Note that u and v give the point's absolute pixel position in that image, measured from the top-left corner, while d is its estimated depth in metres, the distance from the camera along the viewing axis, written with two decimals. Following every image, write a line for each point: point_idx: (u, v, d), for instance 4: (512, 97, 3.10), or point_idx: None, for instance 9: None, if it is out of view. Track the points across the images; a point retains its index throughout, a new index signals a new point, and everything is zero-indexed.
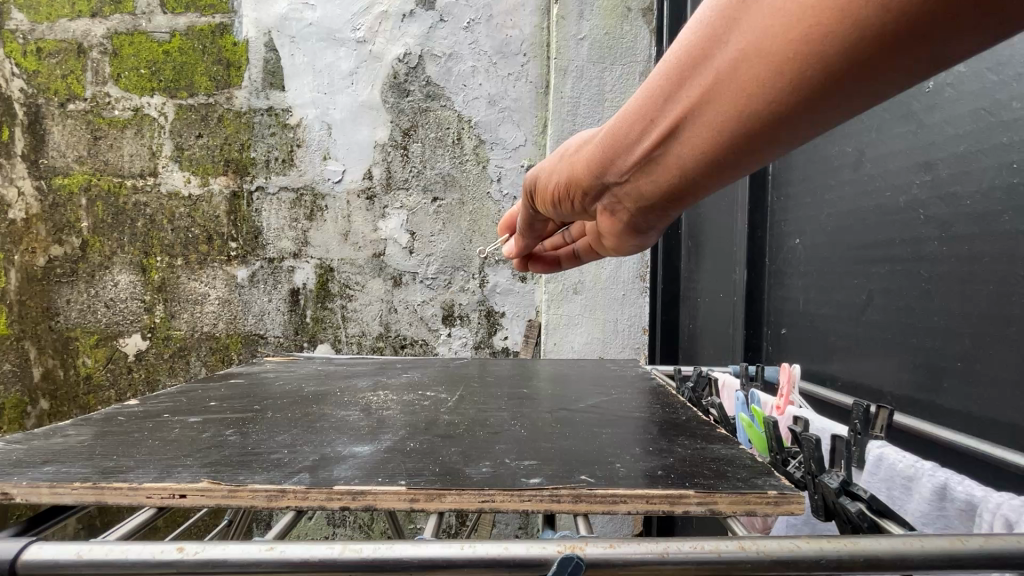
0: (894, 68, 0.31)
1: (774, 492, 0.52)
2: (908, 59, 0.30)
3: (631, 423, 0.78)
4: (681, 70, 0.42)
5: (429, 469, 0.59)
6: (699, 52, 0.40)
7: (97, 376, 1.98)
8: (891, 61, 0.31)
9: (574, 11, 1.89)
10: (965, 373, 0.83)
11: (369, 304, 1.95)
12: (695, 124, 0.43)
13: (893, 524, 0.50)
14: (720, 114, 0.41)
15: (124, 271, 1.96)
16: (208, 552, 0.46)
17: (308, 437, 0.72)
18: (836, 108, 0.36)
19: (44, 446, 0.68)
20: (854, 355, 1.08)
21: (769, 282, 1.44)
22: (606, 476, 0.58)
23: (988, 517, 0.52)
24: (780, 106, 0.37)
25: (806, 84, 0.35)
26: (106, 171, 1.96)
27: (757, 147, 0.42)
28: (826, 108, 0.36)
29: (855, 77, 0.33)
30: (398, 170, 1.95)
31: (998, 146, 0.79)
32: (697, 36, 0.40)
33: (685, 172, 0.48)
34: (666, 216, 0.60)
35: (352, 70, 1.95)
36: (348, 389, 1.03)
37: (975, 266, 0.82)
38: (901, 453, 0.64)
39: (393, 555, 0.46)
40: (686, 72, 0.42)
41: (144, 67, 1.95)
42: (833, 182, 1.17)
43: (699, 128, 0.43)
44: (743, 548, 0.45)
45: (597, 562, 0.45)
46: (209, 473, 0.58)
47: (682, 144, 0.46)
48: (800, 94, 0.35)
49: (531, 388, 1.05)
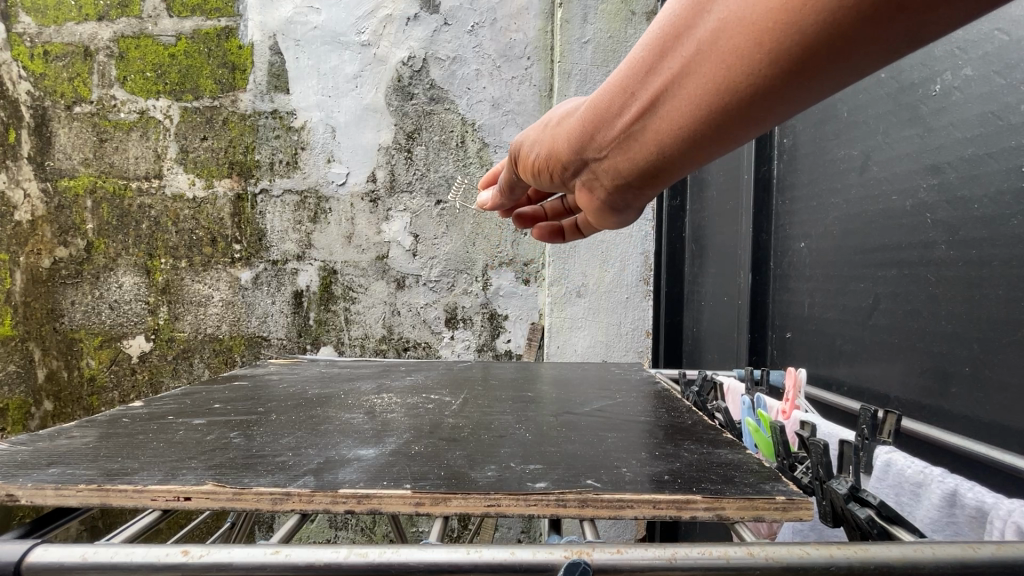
0: (869, 50, 0.32)
1: (782, 498, 0.52)
2: (875, 41, 0.31)
3: (636, 427, 0.78)
4: (664, 44, 0.43)
5: (435, 473, 0.59)
6: (693, 22, 0.40)
7: (100, 377, 1.98)
8: (862, 43, 0.32)
9: (578, 15, 1.89)
10: (974, 378, 0.82)
11: (372, 306, 1.95)
12: (676, 97, 0.44)
13: (903, 531, 0.50)
14: (698, 88, 0.41)
15: (128, 273, 1.97)
16: (213, 556, 0.46)
17: (312, 440, 0.72)
18: (810, 88, 0.36)
19: (49, 448, 0.68)
20: (860, 359, 1.07)
21: (774, 286, 1.43)
22: (613, 480, 0.57)
23: (999, 524, 0.51)
24: (756, 84, 0.38)
25: (787, 62, 0.35)
26: (111, 174, 1.97)
27: (731, 128, 0.42)
28: (800, 87, 0.37)
29: (827, 57, 0.33)
30: (401, 173, 1.96)
31: (1007, 150, 0.78)
32: (683, 7, 0.41)
33: (663, 149, 0.49)
34: (643, 196, 0.60)
35: (357, 73, 1.96)
36: (352, 392, 1.03)
37: (984, 271, 0.81)
38: (910, 459, 0.64)
39: (400, 558, 0.45)
40: (671, 42, 0.42)
41: (150, 70, 1.96)
42: (839, 185, 1.17)
43: (679, 102, 0.44)
44: (752, 554, 0.45)
45: (605, 567, 0.45)
46: (214, 476, 0.58)
47: (661, 119, 0.46)
48: (774, 73, 0.36)
49: (535, 391, 1.04)
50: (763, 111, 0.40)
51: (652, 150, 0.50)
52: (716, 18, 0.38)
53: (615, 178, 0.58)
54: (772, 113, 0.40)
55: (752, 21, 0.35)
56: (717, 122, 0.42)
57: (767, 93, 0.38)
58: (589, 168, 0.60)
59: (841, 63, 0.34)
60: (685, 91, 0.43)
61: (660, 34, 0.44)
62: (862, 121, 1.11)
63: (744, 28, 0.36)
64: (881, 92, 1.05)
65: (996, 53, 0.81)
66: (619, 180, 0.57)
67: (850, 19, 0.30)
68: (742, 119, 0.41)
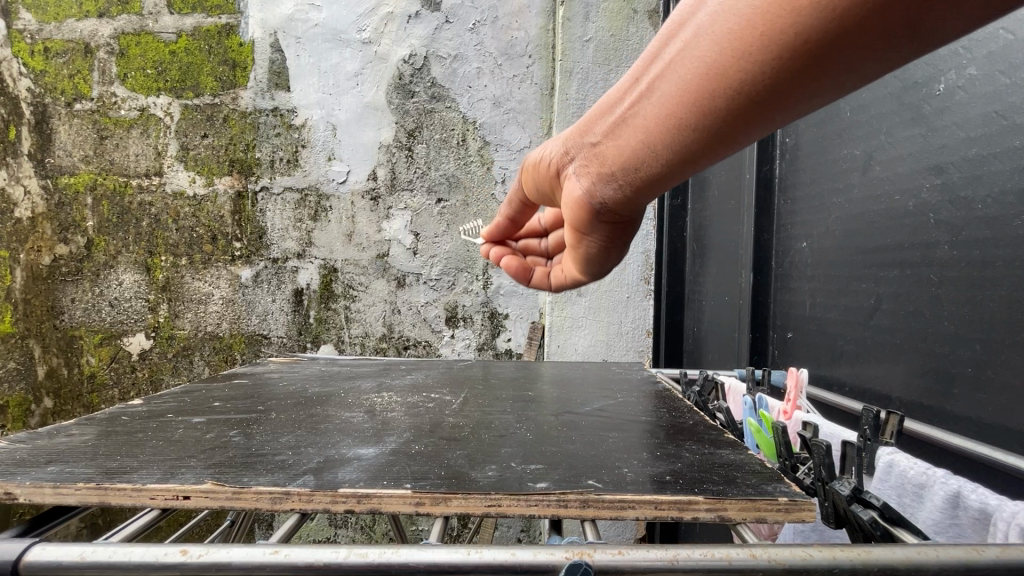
0: (870, 35, 0.32)
1: (784, 499, 0.51)
2: (878, 27, 0.31)
3: (637, 427, 0.78)
4: (669, 35, 0.44)
5: (435, 472, 0.59)
6: (696, 11, 0.41)
7: (100, 375, 1.98)
8: (864, 28, 0.32)
9: (580, 13, 1.89)
10: (976, 379, 0.82)
11: (373, 305, 1.95)
12: (671, 86, 0.44)
13: (906, 533, 0.49)
14: (694, 75, 0.42)
15: (128, 270, 1.97)
16: (212, 556, 0.45)
17: (313, 439, 0.71)
18: (808, 77, 0.37)
19: (48, 446, 0.68)
20: (862, 360, 1.07)
21: (775, 285, 1.43)
22: (614, 481, 0.57)
23: (1003, 526, 0.51)
24: (751, 68, 0.38)
25: (786, 45, 0.35)
26: (112, 171, 1.96)
27: (724, 119, 0.42)
28: (798, 76, 0.37)
29: (826, 41, 0.34)
30: (402, 171, 1.95)
31: (1011, 150, 0.78)
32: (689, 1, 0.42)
33: (655, 144, 0.49)
34: (634, 205, 0.60)
35: (358, 71, 1.95)
36: (353, 390, 1.03)
37: (987, 271, 0.81)
38: (913, 460, 0.63)
39: (399, 559, 0.45)
40: (675, 33, 0.44)
41: (150, 67, 1.96)
42: (841, 185, 1.17)
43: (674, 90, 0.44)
44: (754, 556, 0.45)
45: (606, 569, 0.45)
46: (213, 474, 0.58)
47: (656, 110, 0.47)
48: (770, 58, 0.36)
49: (535, 390, 1.04)
50: (758, 103, 0.40)
51: (645, 144, 0.50)
52: (723, 8, 0.39)
53: (607, 178, 0.57)
54: (768, 107, 0.40)
55: (752, 5, 0.36)
56: (711, 112, 0.42)
57: (763, 82, 0.38)
58: (585, 167, 0.60)
59: (840, 51, 0.34)
60: (685, 86, 0.43)
61: (667, 27, 0.45)
62: (865, 120, 1.10)
63: (745, 13, 0.37)
64: (884, 91, 1.04)
65: (1001, 52, 0.80)
66: (611, 179, 0.57)
67: (850, 4, 0.31)
68: (737, 112, 0.41)
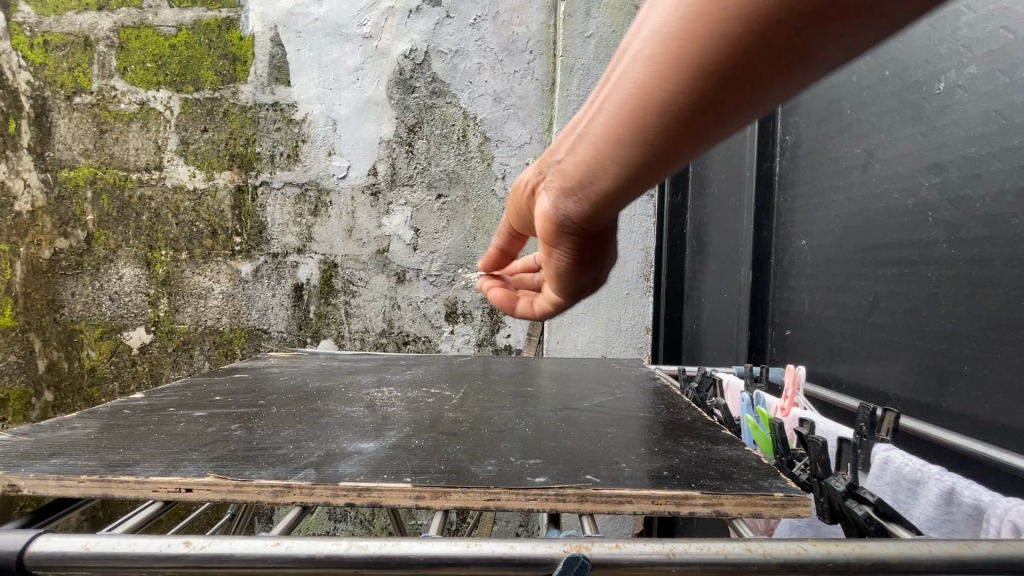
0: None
1: (780, 495, 0.52)
2: None
3: (636, 423, 0.78)
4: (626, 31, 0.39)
5: (435, 467, 0.59)
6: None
7: (101, 369, 1.98)
8: None
9: (581, 9, 1.89)
10: (972, 377, 0.82)
11: (373, 300, 1.95)
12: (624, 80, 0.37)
13: (900, 528, 0.50)
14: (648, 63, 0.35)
15: (128, 265, 1.97)
16: (215, 547, 0.46)
17: (313, 433, 0.72)
18: (786, 46, 0.29)
19: (51, 439, 0.68)
20: (859, 357, 1.08)
21: (774, 283, 1.43)
22: (612, 476, 0.58)
23: (996, 523, 0.51)
24: (712, 42, 0.31)
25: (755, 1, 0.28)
26: (112, 165, 1.96)
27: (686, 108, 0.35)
28: (768, 44, 0.29)
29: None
30: (402, 167, 1.95)
31: (1010, 149, 0.78)
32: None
33: (613, 150, 0.41)
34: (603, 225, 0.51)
35: (358, 66, 1.95)
36: (353, 385, 1.04)
37: (985, 270, 0.81)
38: (908, 457, 0.64)
39: (400, 552, 0.46)
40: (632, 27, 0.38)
41: (150, 61, 1.95)
42: (841, 183, 1.17)
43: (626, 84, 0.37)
44: (750, 550, 0.45)
45: (603, 562, 0.45)
46: (215, 467, 0.59)
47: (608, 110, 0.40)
48: (734, 25, 0.29)
49: (535, 386, 1.05)
50: (723, 85, 0.32)
51: (601, 150, 0.42)
52: None
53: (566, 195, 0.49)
54: (737, 90, 0.32)
55: None
56: (673, 102, 0.35)
57: (725, 59, 0.31)
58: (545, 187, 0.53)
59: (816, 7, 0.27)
60: (638, 79, 0.36)
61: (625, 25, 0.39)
62: (865, 118, 1.11)
63: None
64: (885, 90, 1.04)
65: (1000, 51, 0.80)
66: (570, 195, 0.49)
67: None
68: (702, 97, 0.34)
